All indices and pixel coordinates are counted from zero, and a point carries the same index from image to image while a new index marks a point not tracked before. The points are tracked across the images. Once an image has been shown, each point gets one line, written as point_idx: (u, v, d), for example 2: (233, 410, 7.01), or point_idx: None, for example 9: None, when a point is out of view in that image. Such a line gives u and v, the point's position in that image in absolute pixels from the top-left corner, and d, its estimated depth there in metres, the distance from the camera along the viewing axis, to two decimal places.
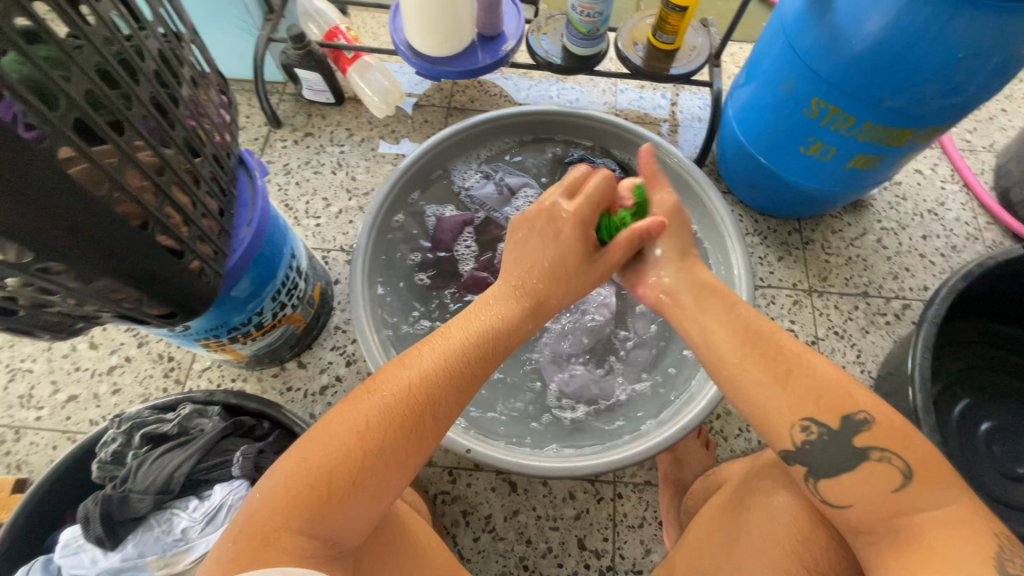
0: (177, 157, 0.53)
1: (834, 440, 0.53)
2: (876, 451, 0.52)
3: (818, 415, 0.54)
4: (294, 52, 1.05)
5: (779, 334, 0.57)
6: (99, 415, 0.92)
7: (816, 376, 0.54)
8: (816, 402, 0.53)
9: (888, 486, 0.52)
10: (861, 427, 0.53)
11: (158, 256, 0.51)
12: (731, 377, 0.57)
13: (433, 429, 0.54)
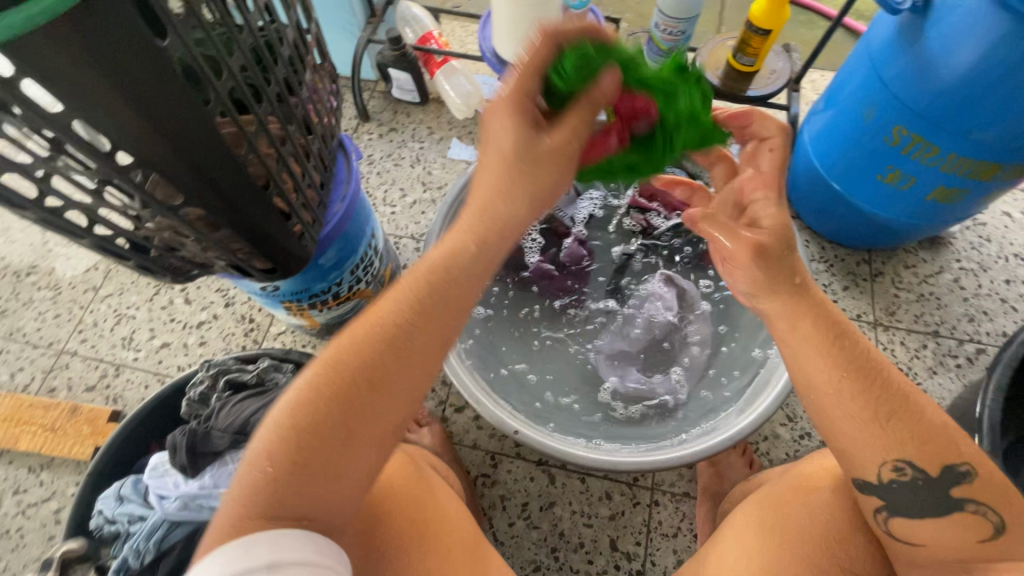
0: (297, 132, 0.61)
1: (925, 487, 0.54)
2: (972, 504, 0.52)
3: (918, 459, 0.54)
4: (390, 53, 1.14)
5: (889, 372, 0.56)
6: (186, 362, 1.03)
7: (922, 422, 0.54)
8: (919, 447, 0.54)
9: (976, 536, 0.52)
10: (963, 478, 0.53)
11: (272, 217, 0.58)
12: (824, 405, 0.57)
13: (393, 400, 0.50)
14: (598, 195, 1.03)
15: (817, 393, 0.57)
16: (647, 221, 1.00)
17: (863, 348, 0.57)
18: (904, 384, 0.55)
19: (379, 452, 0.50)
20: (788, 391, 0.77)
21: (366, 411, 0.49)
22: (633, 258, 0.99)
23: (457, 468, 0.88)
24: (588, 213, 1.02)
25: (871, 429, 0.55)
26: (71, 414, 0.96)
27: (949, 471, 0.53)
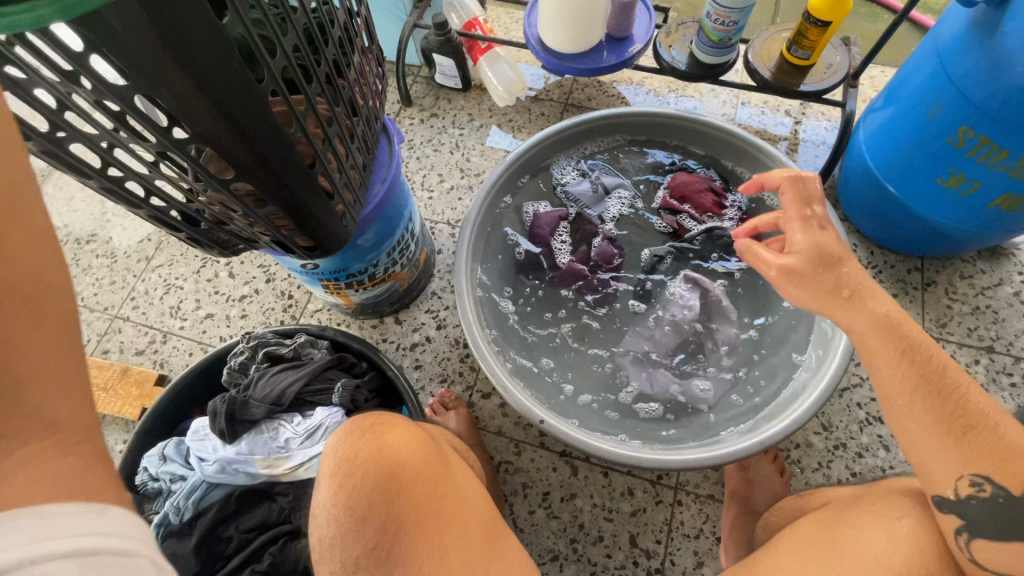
0: (343, 113, 0.62)
1: (1009, 505, 0.53)
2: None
3: (997, 476, 0.53)
4: (435, 38, 1.14)
5: (968, 387, 0.55)
6: (228, 334, 1.07)
7: (1004, 440, 0.53)
8: (999, 463, 0.53)
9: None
10: None
11: (317, 195, 0.60)
12: (898, 414, 0.58)
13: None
14: (627, 195, 1.02)
15: (892, 404, 0.58)
16: (679, 225, 0.98)
17: (940, 359, 0.56)
18: (978, 400, 0.55)
19: (4, 271, 0.29)
20: (825, 399, 0.74)
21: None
22: (663, 261, 0.96)
23: (481, 454, 0.89)
24: (616, 212, 1.01)
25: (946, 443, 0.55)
26: (122, 375, 1.02)
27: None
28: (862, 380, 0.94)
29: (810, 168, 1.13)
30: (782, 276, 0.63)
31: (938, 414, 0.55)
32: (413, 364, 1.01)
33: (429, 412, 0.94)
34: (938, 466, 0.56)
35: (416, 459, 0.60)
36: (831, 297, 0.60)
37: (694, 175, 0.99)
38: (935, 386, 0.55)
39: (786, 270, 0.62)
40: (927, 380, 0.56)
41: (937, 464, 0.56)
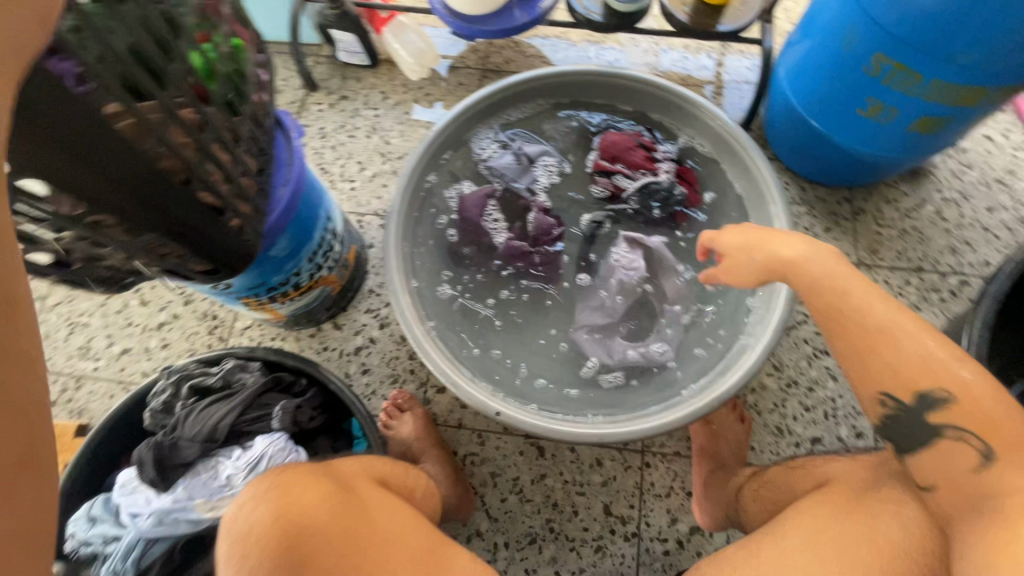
0: (218, 114, 0.54)
1: (906, 419, 0.55)
2: (950, 429, 0.52)
3: (895, 391, 0.55)
4: (330, 12, 1.04)
5: (863, 308, 0.58)
6: (151, 367, 0.97)
7: (899, 353, 0.55)
8: (894, 376, 0.55)
9: (966, 465, 0.52)
10: (939, 405, 0.53)
11: (200, 212, 0.52)
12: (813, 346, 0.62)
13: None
14: (554, 162, 0.98)
15: None
16: (615, 187, 0.94)
17: (829, 282, 0.61)
18: (868, 314, 0.57)
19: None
20: (774, 345, 0.75)
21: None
22: (603, 225, 0.94)
23: (443, 451, 0.86)
24: (545, 181, 0.97)
25: (852, 362, 0.58)
26: None
27: (923, 399, 0.54)
28: (806, 317, 0.96)
29: (737, 110, 1.12)
30: None
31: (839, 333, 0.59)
32: (360, 369, 0.95)
33: (384, 418, 0.89)
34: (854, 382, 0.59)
35: (305, 516, 0.55)
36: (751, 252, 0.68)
37: (622, 133, 0.96)
38: (825, 311, 0.60)
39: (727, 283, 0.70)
40: (828, 303, 0.60)
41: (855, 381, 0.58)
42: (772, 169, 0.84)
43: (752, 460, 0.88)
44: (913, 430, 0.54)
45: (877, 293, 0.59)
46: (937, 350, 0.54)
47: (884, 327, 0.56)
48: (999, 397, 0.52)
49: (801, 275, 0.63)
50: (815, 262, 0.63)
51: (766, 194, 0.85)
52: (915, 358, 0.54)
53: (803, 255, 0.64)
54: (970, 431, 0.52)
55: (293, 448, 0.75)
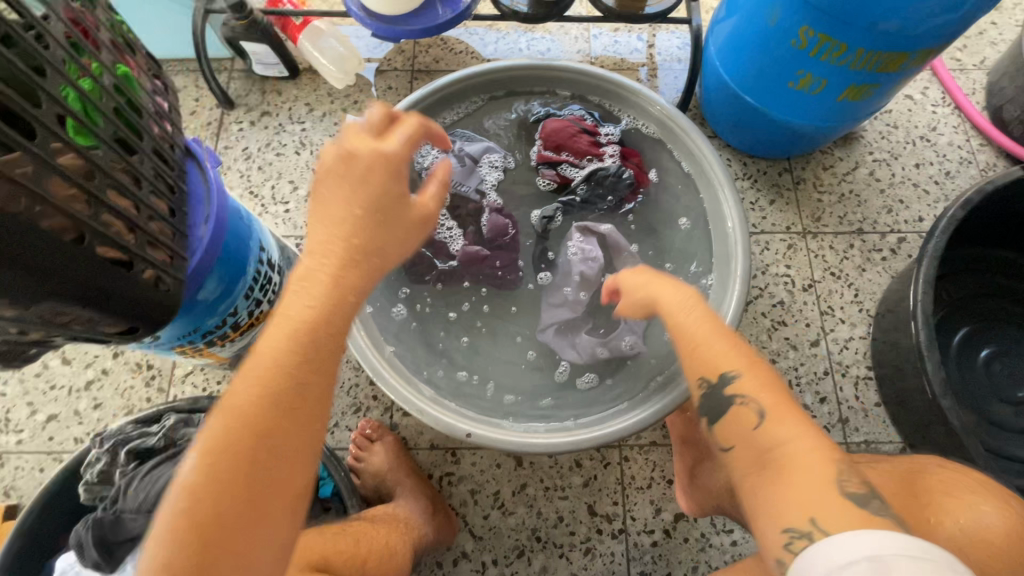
0: (108, 156, 0.47)
1: (709, 393, 0.56)
2: (739, 397, 0.54)
3: (705, 371, 0.57)
4: (238, 24, 0.96)
5: (695, 314, 0.60)
6: (84, 432, 0.88)
7: (716, 347, 0.57)
8: (706, 359, 0.57)
9: (749, 426, 0.53)
10: (732, 379, 0.55)
11: (104, 270, 0.46)
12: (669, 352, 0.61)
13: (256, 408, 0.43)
14: (498, 160, 0.94)
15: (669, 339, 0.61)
16: (561, 177, 0.92)
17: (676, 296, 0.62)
18: (692, 317, 0.60)
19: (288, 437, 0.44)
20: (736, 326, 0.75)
21: (290, 413, 0.44)
22: (554, 220, 0.90)
23: (417, 478, 0.82)
24: (496, 177, 0.93)
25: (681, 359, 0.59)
26: None
27: (723, 376, 0.56)
28: (761, 291, 0.98)
29: (673, 91, 1.12)
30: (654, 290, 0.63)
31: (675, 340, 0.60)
32: None
33: (354, 451, 0.84)
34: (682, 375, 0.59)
35: None
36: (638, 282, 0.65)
37: (563, 119, 0.92)
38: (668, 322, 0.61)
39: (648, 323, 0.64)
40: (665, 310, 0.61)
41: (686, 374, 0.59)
42: (714, 150, 0.83)
43: None
44: (714, 406, 0.56)
45: (708, 311, 0.60)
46: (736, 345, 0.58)
47: (706, 322, 0.59)
48: (776, 380, 0.56)
49: (655, 301, 0.62)
50: (659, 284, 0.63)
51: (711, 174, 0.85)
52: (715, 346, 0.58)
53: (660, 280, 0.64)
54: (751, 397, 0.54)
55: None
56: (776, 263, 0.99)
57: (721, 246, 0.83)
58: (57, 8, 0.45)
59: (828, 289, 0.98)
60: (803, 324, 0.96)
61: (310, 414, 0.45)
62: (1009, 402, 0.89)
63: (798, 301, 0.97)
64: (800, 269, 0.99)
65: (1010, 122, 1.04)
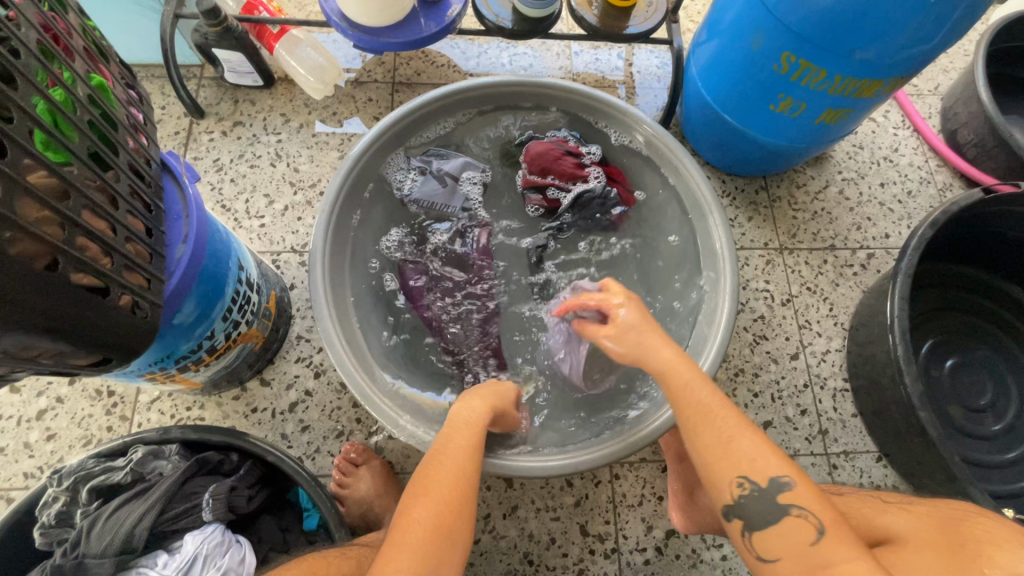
0: (83, 173, 0.43)
1: (761, 497, 0.50)
2: (796, 507, 0.49)
3: (751, 471, 0.51)
4: (209, 30, 0.91)
5: (712, 403, 0.56)
6: (35, 466, 0.81)
7: (752, 443, 0.52)
8: (746, 460, 0.51)
9: (805, 540, 0.47)
10: (782, 487, 0.50)
11: (78, 298, 0.42)
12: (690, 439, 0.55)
13: (463, 474, 0.58)
14: (475, 175, 0.93)
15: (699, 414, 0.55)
16: (548, 202, 0.91)
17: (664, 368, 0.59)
18: (694, 399, 0.56)
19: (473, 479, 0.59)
20: (726, 343, 0.75)
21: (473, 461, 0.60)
22: (546, 249, 0.91)
23: None
24: (474, 190, 0.93)
25: (712, 452, 0.53)
26: None
27: (772, 480, 0.50)
28: (742, 306, 1.00)
29: (653, 108, 1.13)
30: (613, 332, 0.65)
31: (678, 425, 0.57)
32: (300, 428, 0.86)
33: (337, 476, 0.81)
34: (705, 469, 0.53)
35: None
36: (624, 336, 0.63)
37: (546, 142, 0.92)
38: (676, 402, 0.57)
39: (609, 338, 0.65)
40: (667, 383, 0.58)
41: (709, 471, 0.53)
42: (701, 171, 0.84)
43: None
44: (761, 513, 0.50)
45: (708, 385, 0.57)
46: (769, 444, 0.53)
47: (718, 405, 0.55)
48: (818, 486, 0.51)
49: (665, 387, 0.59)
50: (647, 351, 0.61)
51: (697, 193, 0.85)
52: (745, 441, 0.52)
53: (652, 348, 0.61)
54: (809, 509, 0.48)
55: (232, 540, 0.64)
56: (756, 278, 1.02)
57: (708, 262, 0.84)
58: (27, 12, 0.41)
59: (806, 303, 1.01)
60: (783, 338, 0.98)
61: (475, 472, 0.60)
62: (973, 410, 0.94)
63: (778, 316, 1.00)
64: (778, 285, 1.02)
65: (963, 143, 1.11)
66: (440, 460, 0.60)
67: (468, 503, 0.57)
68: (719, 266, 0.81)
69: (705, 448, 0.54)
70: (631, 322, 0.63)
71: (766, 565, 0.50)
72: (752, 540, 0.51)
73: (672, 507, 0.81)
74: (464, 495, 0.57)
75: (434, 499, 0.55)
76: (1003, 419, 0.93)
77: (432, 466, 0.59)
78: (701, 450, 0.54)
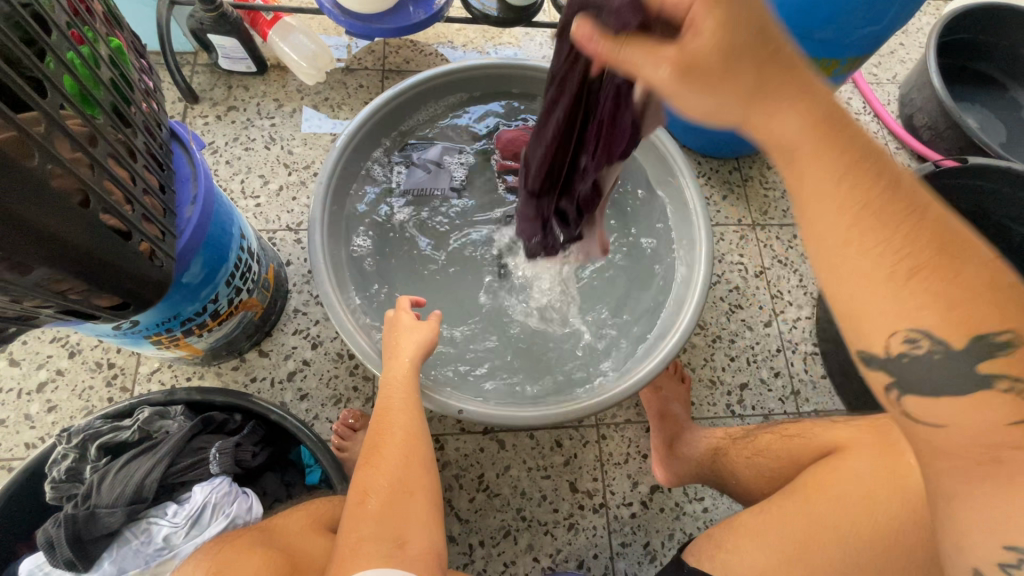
0: (109, 126, 0.47)
1: (948, 361, 0.35)
2: (1005, 379, 0.33)
3: (940, 324, 0.34)
4: (206, 15, 0.94)
5: (904, 195, 0.35)
6: (36, 437, 0.82)
7: (954, 271, 0.34)
8: (943, 304, 0.34)
9: (1007, 418, 0.34)
10: (996, 350, 0.33)
11: (106, 238, 0.45)
12: (835, 265, 0.37)
13: (409, 438, 0.63)
14: (455, 156, 0.98)
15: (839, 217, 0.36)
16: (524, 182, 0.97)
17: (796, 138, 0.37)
18: (855, 200, 0.36)
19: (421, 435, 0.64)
20: (701, 305, 0.80)
21: (415, 418, 0.65)
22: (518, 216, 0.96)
23: None
24: (461, 168, 0.98)
25: (882, 282, 0.35)
26: None
27: (979, 340, 0.34)
28: (718, 278, 1.06)
29: None
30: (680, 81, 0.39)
31: (810, 233, 0.38)
32: (298, 396, 0.89)
33: (336, 440, 0.84)
34: (847, 304, 0.37)
35: (235, 543, 0.56)
36: (734, 76, 0.37)
37: (515, 129, 0.97)
38: (845, 188, 0.36)
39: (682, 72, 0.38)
40: (812, 165, 0.37)
41: (859, 305, 0.36)
42: (676, 144, 0.88)
43: (694, 414, 0.95)
44: (935, 381, 0.35)
45: (839, 152, 0.36)
46: (987, 275, 0.34)
47: (905, 201, 0.35)
48: None
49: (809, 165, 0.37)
50: (764, 109, 0.38)
51: (673, 167, 0.90)
52: (945, 264, 0.34)
53: (775, 105, 0.38)
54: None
55: (239, 491, 0.67)
56: (730, 252, 1.08)
57: (685, 229, 0.88)
58: None
59: (777, 275, 1.07)
60: (756, 306, 1.04)
61: (419, 430, 0.64)
62: None
63: (751, 286, 1.06)
64: (751, 258, 1.08)
65: (919, 127, 1.19)
66: (380, 431, 0.64)
67: (421, 458, 0.62)
68: (694, 235, 0.86)
69: (858, 272, 0.36)
70: (746, 40, 0.36)
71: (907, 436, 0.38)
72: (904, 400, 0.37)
73: (653, 460, 0.86)
74: (410, 448, 0.62)
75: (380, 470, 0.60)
76: None
77: (377, 437, 0.63)
78: (848, 265, 0.36)
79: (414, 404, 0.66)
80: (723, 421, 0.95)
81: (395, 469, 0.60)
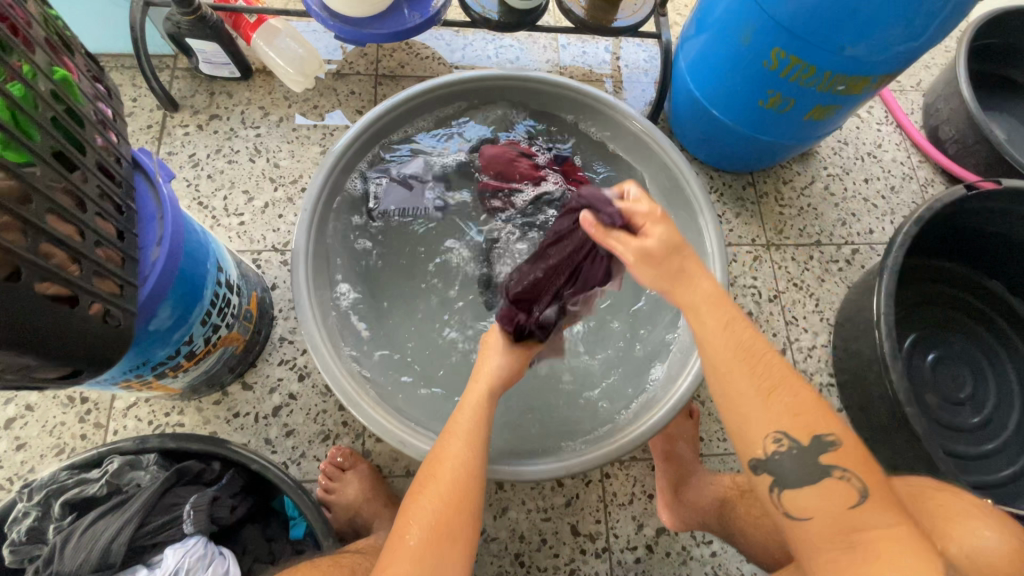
0: (48, 175, 0.41)
1: (804, 457, 0.49)
2: (838, 469, 0.48)
3: (792, 428, 0.49)
4: (183, 18, 0.87)
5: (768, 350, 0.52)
6: (4, 478, 0.77)
7: (797, 397, 0.50)
8: (793, 417, 0.49)
9: (845, 503, 0.47)
10: (828, 446, 0.49)
11: (41, 309, 0.39)
12: (722, 385, 0.52)
13: (468, 473, 0.57)
14: (437, 175, 0.89)
15: (720, 361, 0.52)
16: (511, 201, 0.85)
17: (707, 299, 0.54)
18: (735, 340, 0.52)
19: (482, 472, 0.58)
20: None
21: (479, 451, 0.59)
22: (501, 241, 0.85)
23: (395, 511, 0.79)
24: (446, 183, 0.89)
25: (749, 403, 0.50)
26: None
27: (818, 441, 0.49)
28: None
29: (640, 102, 1.12)
30: (637, 258, 0.55)
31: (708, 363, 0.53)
32: (283, 432, 0.84)
33: (324, 482, 0.79)
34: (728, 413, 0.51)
35: None
36: (659, 259, 0.54)
37: (500, 145, 0.87)
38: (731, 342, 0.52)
39: (643, 251, 0.54)
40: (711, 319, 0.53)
41: (742, 418, 0.50)
42: (690, 166, 0.81)
43: (704, 451, 0.90)
44: (802, 470, 0.49)
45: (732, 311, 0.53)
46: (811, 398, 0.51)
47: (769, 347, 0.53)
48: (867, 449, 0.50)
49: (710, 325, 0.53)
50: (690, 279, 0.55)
51: (688, 189, 0.82)
52: (786, 393, 0.50)
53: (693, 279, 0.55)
54: (853, 471, 0.48)
55: (215, 552, 0.62)
56: (743, 275, 1.02)
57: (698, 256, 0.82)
58: None
59: (792, 299, 1.01)
60: (770, 334, 0.99)
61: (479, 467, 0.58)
62: (954, 402, 0.95)
63: (765, 312, 1.00)
64: (765, 281, 1.02)
65: (944, 140, 1.12)
66: (437, 457, 0.59)
67: (473, 499, 0.56)
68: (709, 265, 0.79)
69: (740, 394, 0.50)
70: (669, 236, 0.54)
71: (796, 523, 0.49)
72: (781, 495, 0.50)
73: (658, 504, 0.81)
74: (467, 485, 0.56)
75: (431, 502, 0.55)
76: (982, 411, 0.95)
77: (434, 463, 0.58)
78: (727, 386, 0.51)
79: (481, 434, 0.61)
80: (733, 459, 0.90)
81: (445, 502, 0.55)
